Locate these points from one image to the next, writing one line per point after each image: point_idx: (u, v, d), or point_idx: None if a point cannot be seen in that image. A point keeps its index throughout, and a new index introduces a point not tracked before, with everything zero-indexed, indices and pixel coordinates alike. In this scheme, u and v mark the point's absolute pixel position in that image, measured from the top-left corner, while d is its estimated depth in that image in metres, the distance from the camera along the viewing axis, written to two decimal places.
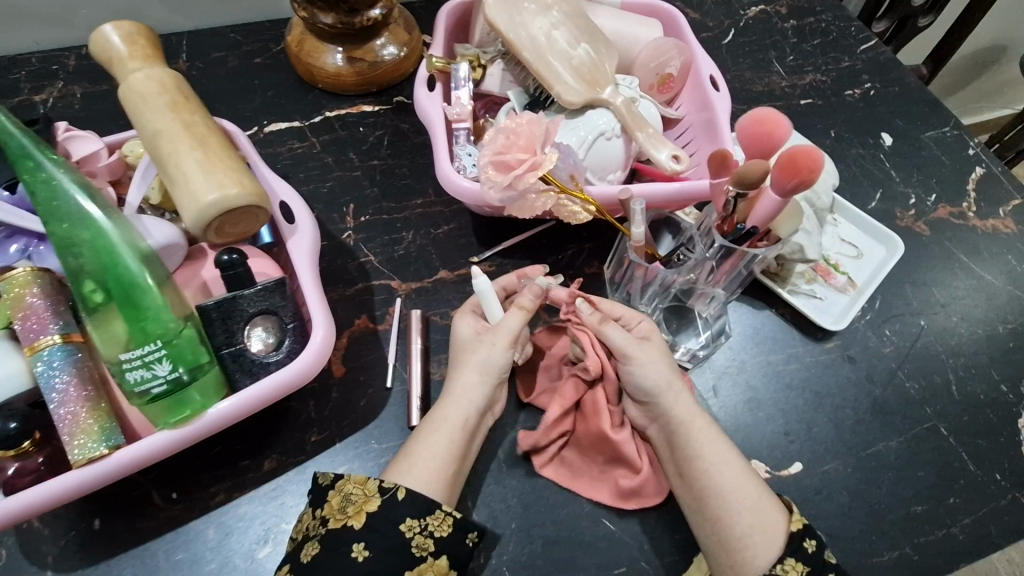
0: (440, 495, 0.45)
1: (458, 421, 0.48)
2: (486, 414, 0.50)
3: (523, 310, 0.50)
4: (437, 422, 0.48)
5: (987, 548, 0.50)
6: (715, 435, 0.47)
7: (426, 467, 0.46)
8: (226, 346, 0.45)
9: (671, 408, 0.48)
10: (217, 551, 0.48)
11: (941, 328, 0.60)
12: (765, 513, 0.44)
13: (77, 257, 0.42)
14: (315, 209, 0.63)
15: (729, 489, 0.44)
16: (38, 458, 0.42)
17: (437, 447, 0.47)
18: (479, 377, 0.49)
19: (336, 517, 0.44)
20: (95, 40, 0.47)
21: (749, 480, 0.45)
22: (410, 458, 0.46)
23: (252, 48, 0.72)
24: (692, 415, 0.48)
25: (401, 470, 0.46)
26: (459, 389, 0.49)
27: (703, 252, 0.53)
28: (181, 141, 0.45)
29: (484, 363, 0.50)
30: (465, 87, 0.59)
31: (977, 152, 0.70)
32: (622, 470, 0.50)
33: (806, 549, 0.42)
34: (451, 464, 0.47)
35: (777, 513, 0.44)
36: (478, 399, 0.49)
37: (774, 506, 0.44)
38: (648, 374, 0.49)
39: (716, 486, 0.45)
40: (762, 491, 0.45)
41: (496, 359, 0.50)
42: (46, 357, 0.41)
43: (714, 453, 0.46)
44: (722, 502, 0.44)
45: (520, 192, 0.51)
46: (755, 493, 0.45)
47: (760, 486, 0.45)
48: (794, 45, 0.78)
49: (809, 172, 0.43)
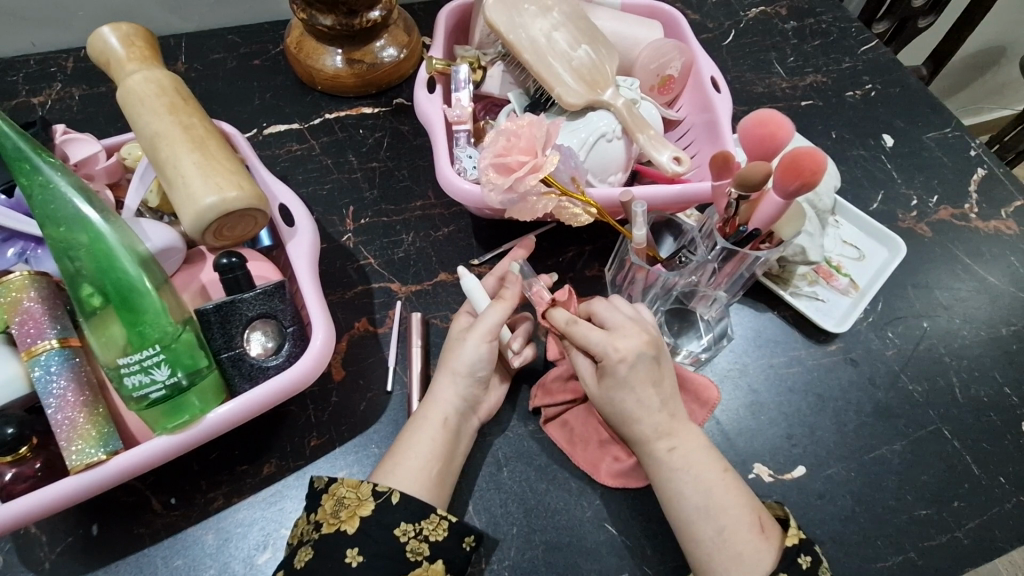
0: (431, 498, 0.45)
1: (438, 421, 0.48)
2: (468, 414, 0.50)
3: (506, 303, 0.50)
4: (419, 423, 0.48)
5: (991, 553, 0.50)
6: (675, 467, 0.46)
7: (410, 466, 0.46)
8: (225, 350, 0.44)
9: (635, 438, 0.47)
10: (215, 557, 0.47)
11: (944, 330, 0.60)
12: (730, 546, 0.43)
13: (75, 261, 0.42)
14: (315, 212, 0.63)
15: (694, 520, 0.44)
16: (36, 463, 0.41)
17: (419, 447, 0.47)
18: (453, 377, 0.49)
19: (329, 521, 0.43)
20: (93, 42, 0.47)
21: (718, 508, 0.44)
22: (397, 459, 0.46)
23: (251, 50, 0.72)
24: (653, 441, 0.47)
25: (387, 471, 0.46)
26: (437, 391, 0.49)
27: (704, 255, 0.54)
28: (179, 144, 0.45)
29: (456, 364, 0.49)
30: (465, 89, 0.58)
31: (979, 153, 0.70)
32: (618, 449, 0.51)
33: (801, 564, 0.42)
34: (435, 464, 0.46)
35: (749, 543, 0.43)
36: (454, 400, 0.49)
37: (743, 538, 0.43)
38: (630, 400, 0.47)
39: (681, 516, 0.45)
40: (731, 521, 0.43)
41: (475, 359, 0.49)
42: (43, 362, 0.41)
43: (675, 483, 0.45)
44: (686, 533, 0.44)
45: (521, 194, 0.51)
46: (723, 524, 0.43)
47: (730, 515, 0.44)
48: (794, 46, 0.78)
49: (812, 174, 0.43)
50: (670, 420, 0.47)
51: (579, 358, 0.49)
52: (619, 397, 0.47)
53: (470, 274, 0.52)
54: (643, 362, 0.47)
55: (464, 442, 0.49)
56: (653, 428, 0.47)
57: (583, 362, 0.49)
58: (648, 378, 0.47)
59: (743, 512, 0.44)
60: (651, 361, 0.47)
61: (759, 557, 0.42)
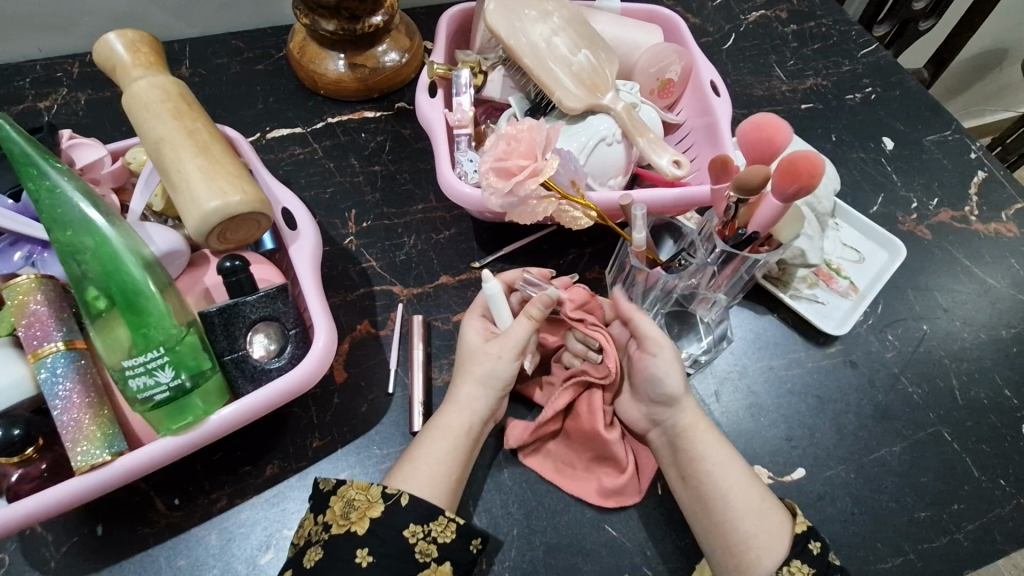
0: (443, 502, 0.45)
1: (452, 426, 0.48)
2: (489, 423, 0.51)
3: (530, 319, 0.49)
4: (443, 430, 0.48)
5: (992, 554, 0.50)
6: (715, 442, 0.48)
7: (430, 473, 0.46)
8: (228, 352, 0.45)
9: (682, 413, 0.49)
10: (218, 557, 0.48)
11: (945, 332, 0.60)
12: (758, 519, 0.44)
13: (80, 264, 0.43)
14: (317, 215, 0.63)
15: (728, 495, 0.45)
16: (41, 464, 0.42)
17: (435, 455, 0.47)
18: (481, 387, 0.50)
19: (339, 523, 0.44)
20: (99, 48, 0.48)
21: (746, 484, 0.46)
22: (411, 464, 0.46)
23: (253, 55, 0.73)
24: (697, 420, 0.49)
25: (404, 477, 0.46)
26: (461, 399, 0.49)
27: (705, 258, 0.53)
28: (183, 147, 0.45)
29: (484, 375, 0.50)
30: (466, 93, 0.59)
31: (978, 155, 0.70)
32: (606, 470, 0.51)
33: (811, 552, 0.43)
34: (445, 468, 0.47)
35: (775, 519, 0.44)
36: (481, 409, 0.50)
37: (770, 512, 0.44)
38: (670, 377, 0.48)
39: (715, 494, 0.45)
40: (757, 495, 0.45)
41: (490, 367, 0.50)
42: (49, 364, 0.42)
43: (709, 458, 0.47)
44: (717, 509, 0.45)
45: (522, 198, 0.51)
46: (752, 497, 0.45)
47: (756, 491, 0.45)
48: (794, 49, 0.78)
49: (810, 177, 0.43)
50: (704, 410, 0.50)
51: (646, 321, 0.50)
52: (681, 360, 0.49)
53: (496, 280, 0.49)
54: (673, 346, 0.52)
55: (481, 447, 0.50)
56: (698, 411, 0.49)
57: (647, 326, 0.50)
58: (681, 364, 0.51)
59: (766, 491, 0.46)
60: None
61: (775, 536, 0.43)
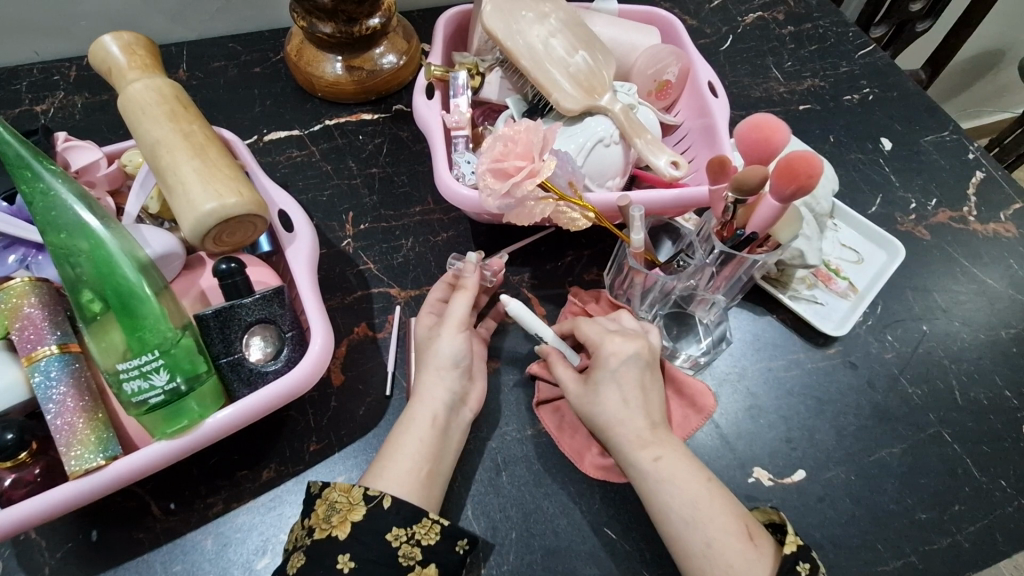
0: (416, 497, 0.45)
1: (427, 419, 0.48)
2: (458, 408, 0.50)
3: (466, 291, 0.52)
4: (407, 423, 0.48)
5: (993, 556, 0.50)
6: (660, 478, 0.45)
7: (399, 469, 0.46)
8: (224, 355, 0.45)
9: (618, 443, 0.47)
10: (214, 562, 0.47)
11: (944, 334, 0.59)
12: (720, 556, 0.42)
13: (75, 267, 0.42)
14: (315, 218, 0.63)
15: (688, 528, 0.43)
16: (35, 468, 0.41)
17: (406, 447, 0.47)
18: (437, 373, 0.50)
19: (320, 527, 0.43)
20: (95, 51, 0.48)
21: (704, 518, 0.43)
22: (386, 463, 0.46)
23: (251, 58, 0.73)
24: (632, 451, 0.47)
25: (379, 476, 0.45)
26: (424, 389, 0.49)
27: (703, 258, 0.53)
28: (179, 150, 0.45)
29: (437, 359, 0.50)
30: (463, 95, 0.59)
31: (977, 156, 0.70)
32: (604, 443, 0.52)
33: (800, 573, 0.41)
34: (425, 463, 0.47)
35: (736, 553, 0.42)
36: (444, 395, 0.49)
37: (730, 547, 0.42)
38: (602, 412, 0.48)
39: (669, 520, 0.44)
40: (716, 530, 0.43)
41: (446, 350, 0.50)
42: (43, 367, 0.41)
43: (662, 494, 0.45)
44: (681, 547, 0.44)
45: (519, 200, 0.50)
46: (712, 534, 0.43)
47: (717, 524, 0.43)
48: (791, 51, 0.78)
49: (808, 177, 0.43)
50: (653, 430, 0.47)
51: (558, 364, 0.51)
52: (610, 391, 0.48)
53: (518, 301, 0.51)
54: (634, 366, 0.50)
55: (457, 436, 0.50)
56: (636, 434, 0.47)
57: (563, 369, 0.51)
58: (635, 382, 0.49)
59: (730, 521, 0.43)
60: (642, 368, 0.50)
61: (740, 564, 0.42)
